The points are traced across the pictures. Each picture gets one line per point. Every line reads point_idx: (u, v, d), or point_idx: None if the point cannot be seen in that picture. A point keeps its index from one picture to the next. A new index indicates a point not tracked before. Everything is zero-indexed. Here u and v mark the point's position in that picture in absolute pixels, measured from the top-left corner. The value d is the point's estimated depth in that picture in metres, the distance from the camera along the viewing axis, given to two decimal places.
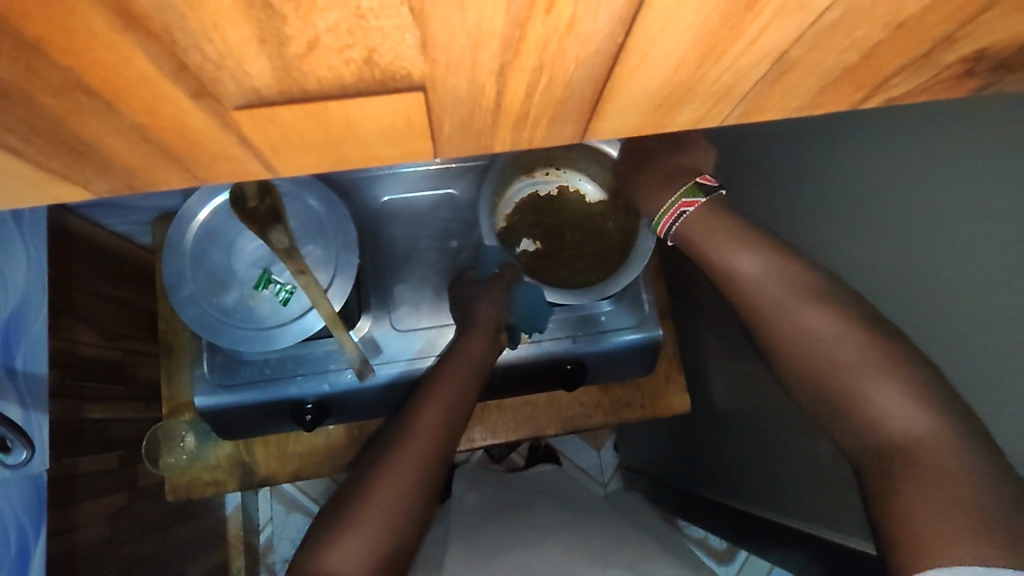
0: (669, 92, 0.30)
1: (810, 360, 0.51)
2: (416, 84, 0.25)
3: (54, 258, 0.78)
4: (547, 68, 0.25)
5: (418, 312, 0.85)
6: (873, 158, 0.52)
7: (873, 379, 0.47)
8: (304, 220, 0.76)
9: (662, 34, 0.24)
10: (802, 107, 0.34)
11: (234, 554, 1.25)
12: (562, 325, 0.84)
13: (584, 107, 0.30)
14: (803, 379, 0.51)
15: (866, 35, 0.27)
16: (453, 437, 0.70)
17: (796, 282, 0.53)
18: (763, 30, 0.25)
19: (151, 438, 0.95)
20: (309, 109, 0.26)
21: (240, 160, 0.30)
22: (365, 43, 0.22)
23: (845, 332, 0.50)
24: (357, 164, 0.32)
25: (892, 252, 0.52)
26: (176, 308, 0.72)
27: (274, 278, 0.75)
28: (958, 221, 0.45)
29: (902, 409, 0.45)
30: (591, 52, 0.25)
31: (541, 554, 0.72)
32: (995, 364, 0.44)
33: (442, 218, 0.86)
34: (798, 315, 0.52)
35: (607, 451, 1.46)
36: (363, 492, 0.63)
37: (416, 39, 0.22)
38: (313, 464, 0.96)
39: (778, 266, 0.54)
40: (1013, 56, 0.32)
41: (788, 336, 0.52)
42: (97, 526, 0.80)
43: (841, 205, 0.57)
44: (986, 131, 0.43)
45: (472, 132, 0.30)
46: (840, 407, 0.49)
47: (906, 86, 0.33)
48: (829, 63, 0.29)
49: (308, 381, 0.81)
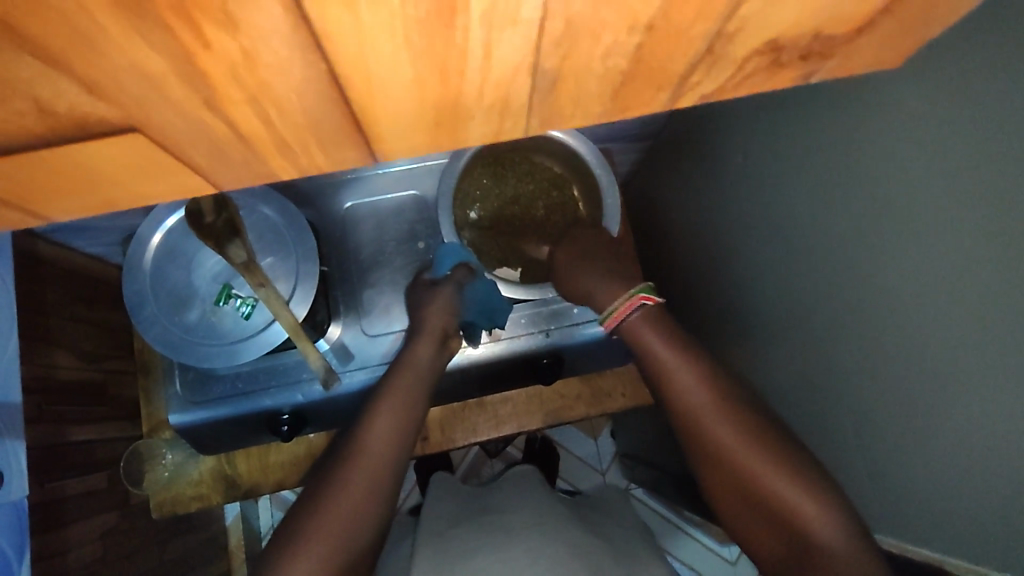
0: (438, 109, 0.28)
1: (727, 455, 0.52)
2: (125, 127, 0.23)
3: (23, 281, 0.75)
4: (264, 101, 0.24)
5: (389, 315, 0.84)
6: (827, 130, 0.48)
7: (780, 473, 0.49)
8: (261, 232, 0.75)
9: (368, 57, 0.23)
10: (608, 112, 0.32)
11: (235, 564, 1.21)
12: (532, 320, 0.85)
13: (352, 131, 0.28)
14: (722, 484, 0.52)
15: (617, 40, 0.25)
16: (406, 449, 0.67)
17: (700, 380, 0.56)
18: (488, 44, 0.24)
19: (130, 456, 0.91)
20: (28, 159, 0.24)
21: (6, 209, 0.29)
22: (23, 93, 0.21)
23: (773, 458, 0.50)
24: (142, 202, 0.31)
25: (846, 230, 0.47)
26: (137, 331, 0.71)
27: (235, 293, 0.74)
28: (908, 189, 0.41)
29: (820, 519, 0.46)
30: (300, 81, 0.23)
31: (508, 560, 0.73)
32: (944, 363, 0.40)
33: (407, 220, 0.85)
34: (721, 433, 0.53)
35: (604, 438, 1.45)
36: (315, 513, 0.59)
37: (78, 86, 0.21)
38: (297, 474, 0.96)
39: (685, 367, 0.57)
40: (816, 44, 0.31)
41: (717, 454, 0.52)
42: (90, 547, 0.76)
43: (797, 180, 0.53)
44: (918, 88, 0.39)
45: (240, 163, 0.29)
46: (759, 510, 0.50)
47: (712, 85, 0.32)
48: (599, 68, 0.27)
49: (281, 394, 0.81)
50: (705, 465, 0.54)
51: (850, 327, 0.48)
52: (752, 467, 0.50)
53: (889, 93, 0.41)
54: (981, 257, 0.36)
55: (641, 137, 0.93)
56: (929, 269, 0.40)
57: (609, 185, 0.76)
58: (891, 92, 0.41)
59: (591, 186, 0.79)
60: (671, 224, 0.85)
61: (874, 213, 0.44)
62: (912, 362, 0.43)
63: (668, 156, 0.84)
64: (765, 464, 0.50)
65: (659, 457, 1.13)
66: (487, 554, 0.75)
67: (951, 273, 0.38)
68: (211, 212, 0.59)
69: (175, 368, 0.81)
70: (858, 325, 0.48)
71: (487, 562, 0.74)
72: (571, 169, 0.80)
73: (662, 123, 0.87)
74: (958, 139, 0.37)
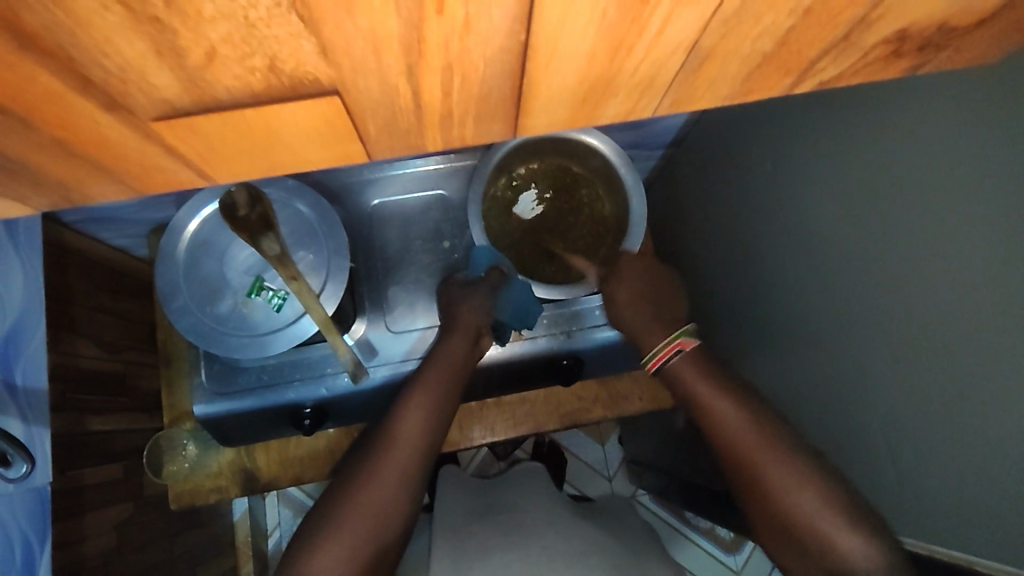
0: (590, 86, 0.30)
1: (772, 498, 0.49)
2: (328, 89, 0.25)
3: (51, 271, 0.75)
4: (456, 68, 0.26)
5: (413, 311, 0.82)
6: (842, 142, 0.49)
7: (826, 508, 0.47)
8: (293, 227, 0.73)
9: (563, 30, 0.25)
10: (732, 94, 0.34)
11: (243, 561, 1.19)
12: (554, 320, 0.81)
13: (508, 104, 0.30)
14: (765, 524, 0.50)
15: (774, 22, 0.28)
16: (436, 442, 0.67)
17: (748, 425, 0.53)
18: (666, 21, 0.26)
19: (152, 448, 0.89)
20: (227, 118, 0.26)
21: (170, 169, 0.30)
22: (263, 50, 0.23)
23: (816, 492, 0.48)
24: (294, 168, 0.32)
25: (860, 236, 0.49)
26: (170, 320, 0.69)
27: (267, 285, 0.72)
28: (921, 191, 0.42)
29: (862, 555, 0.45)
30: (497, 50, 0.25)
31: (528, 557, 0.68)
32: (951, 372, 0.42)
33: (433, 219, 0.84)
34: (770, 475, 0.50)
35: (612, 444, 1.45)
36: (341, 502, 0.60)
37: (314, 45, 0.23)
38: (315, 468, 0.92)
39: (733, 413, 0.54)
40: (936, 35, 0.32)
41: (758, 485, 0.50)
42: (103, 537, 0.76)
43: (811, 185, 0.54)
44: (940, 96, 0.40)
45: (400, 132, 0.31)
46: (799, 549, 0.48)
47: (834, 70, 0.34)
48: (746, 50, 0.29)
49: (305, 387, 0.78)
50: (748, 505, 0.51)
51: (863, 330, 0.50)
52: (801, 507, 0.48)
53: (905, 104, 0.42)
54: (987, 253, 0.38)
55: (670, 145, 0.94)
56: (937, 269, 0.41)
57: (634, 181, 0.75)
58: (905, 96, 0.42)
59: (613, 185, 0.78)
60: (697, 228, 0.86)
61: (885, 219, 0.46)
62: (921, 362, 0.44)
63: (694, 164, 0.85)
64: (812, 505, 0.48)
65: (669, 462, 1.13)
66: (512, 549, 0.71)
67: (962, 273, 0.40)
68: (245, 206, 0.60)
69: (201, 358, 0.79)
70: (878, 330, 0.48)
71: (507, 559, 0.69)
72: (593, 171, 0.80)
73: (688, 130, 0.88)
74: (987, 149, 0.37)
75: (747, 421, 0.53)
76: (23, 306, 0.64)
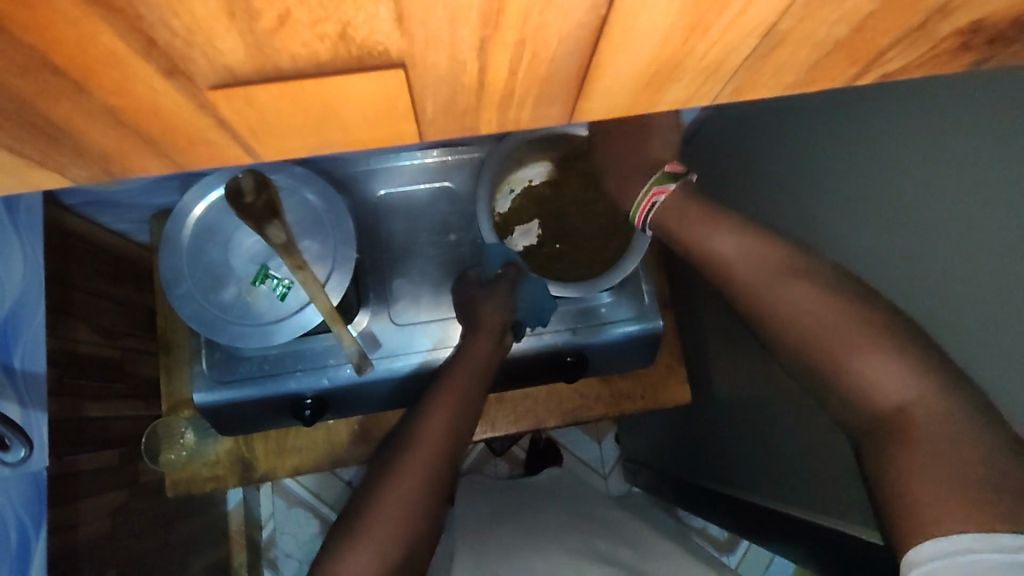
0: (658, 68, 0.29)
1: (801, 334, 0.44)
2: (395, 61, 0.24)
3: (53, 254, 0.73)
4: (529, 45, 0.25)
5: (417, 305, 0.80)
6: (863, 138, 0.49)
7: (886, 362, 0.40)
8: (300, 215, 0.72)
9: (645, 6, 0.24)
10: (795, 83, 0.33)
11: (236, 550, 1.18)
12: (561, 317, 0.80)
13: (571, 86, 0.29)
14: (819, 379, 0.43)
15: (857, 5, 0.27)
16: (462, 442, 0.66)
17: (753, 248, 0.49)
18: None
19: (149, 436, 0.88)
20: (284, 90, 0.25)
21: (217, 143, 0.29)
22: (338, 16, 0.21)
23: (843, 315, 0.43)
24: (342, 147, 0.31)
25: (885, 234, 0.48)
26: (173, 306, 0.68)
27: (272, 274, 0.70)
28: (958, 180, 0.41)
29: (887, 374, 0.40)
30: (574, 26, 0.24)
31: (551, 559, 0.67)
32: (996, 371, 0.40)
33: (441, 212, 0.82)
34: (796, 302, 0.45)
35: (609, 442, 1.43)
36: (366, 510, 0.59)
37: (391, 12, 0.22)
38: (314, 459, 0.90)
39: (734, 240, 0.51)
40: (1009, 27, 0.31)
41: (813, 341, 0.43)
42: (98, 522, 0.75)
43: (833, 184, 0.54)
44: (978, 97, 0.40)
45: (457, 112, 0.29)
46: (841, 401, 0.42)
47: (901, 61, 0.32)
48: (820, 35, 0.28)
49: (307, 377, 0.77)
50: (779, 349, 0.46)
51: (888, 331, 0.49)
52: (821, 326, 0.43)
53: (939, 101, 0.42)
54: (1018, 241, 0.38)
55: None
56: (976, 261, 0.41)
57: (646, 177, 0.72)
58: (930, 98, 0.43)
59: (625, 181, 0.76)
60: None
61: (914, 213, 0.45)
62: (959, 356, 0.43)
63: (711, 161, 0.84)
64: (823, 312, 0.44)
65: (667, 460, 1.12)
66: (534, 549, 0.69)
67: (997, 261, 0.39)
68: (249, 190, 0.55)
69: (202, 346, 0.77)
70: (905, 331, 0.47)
71: (529, 558, 0.68)
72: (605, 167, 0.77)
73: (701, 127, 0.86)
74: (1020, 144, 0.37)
75: (754, 249, 0.49)
76: (23, 287, 0.62)
